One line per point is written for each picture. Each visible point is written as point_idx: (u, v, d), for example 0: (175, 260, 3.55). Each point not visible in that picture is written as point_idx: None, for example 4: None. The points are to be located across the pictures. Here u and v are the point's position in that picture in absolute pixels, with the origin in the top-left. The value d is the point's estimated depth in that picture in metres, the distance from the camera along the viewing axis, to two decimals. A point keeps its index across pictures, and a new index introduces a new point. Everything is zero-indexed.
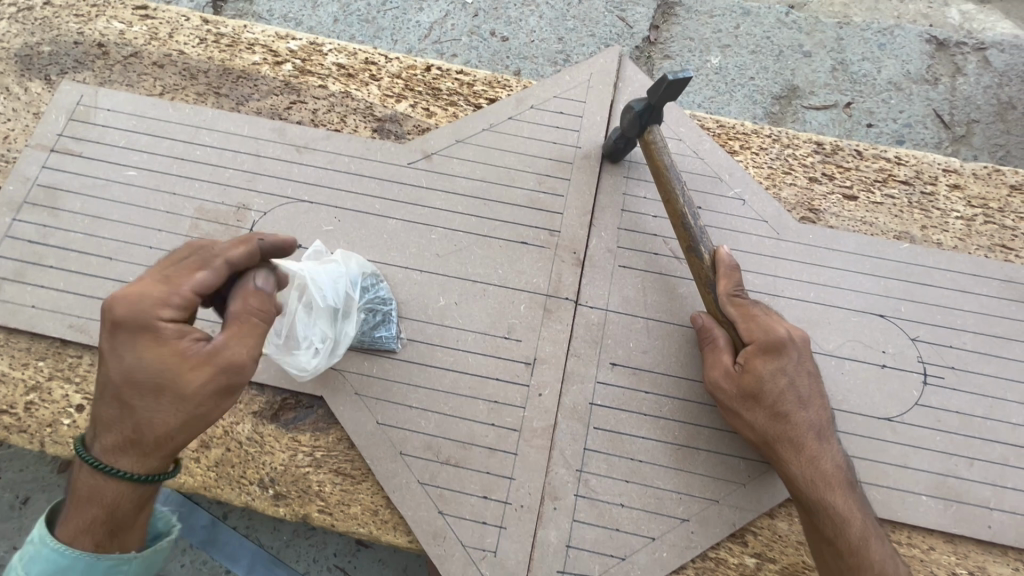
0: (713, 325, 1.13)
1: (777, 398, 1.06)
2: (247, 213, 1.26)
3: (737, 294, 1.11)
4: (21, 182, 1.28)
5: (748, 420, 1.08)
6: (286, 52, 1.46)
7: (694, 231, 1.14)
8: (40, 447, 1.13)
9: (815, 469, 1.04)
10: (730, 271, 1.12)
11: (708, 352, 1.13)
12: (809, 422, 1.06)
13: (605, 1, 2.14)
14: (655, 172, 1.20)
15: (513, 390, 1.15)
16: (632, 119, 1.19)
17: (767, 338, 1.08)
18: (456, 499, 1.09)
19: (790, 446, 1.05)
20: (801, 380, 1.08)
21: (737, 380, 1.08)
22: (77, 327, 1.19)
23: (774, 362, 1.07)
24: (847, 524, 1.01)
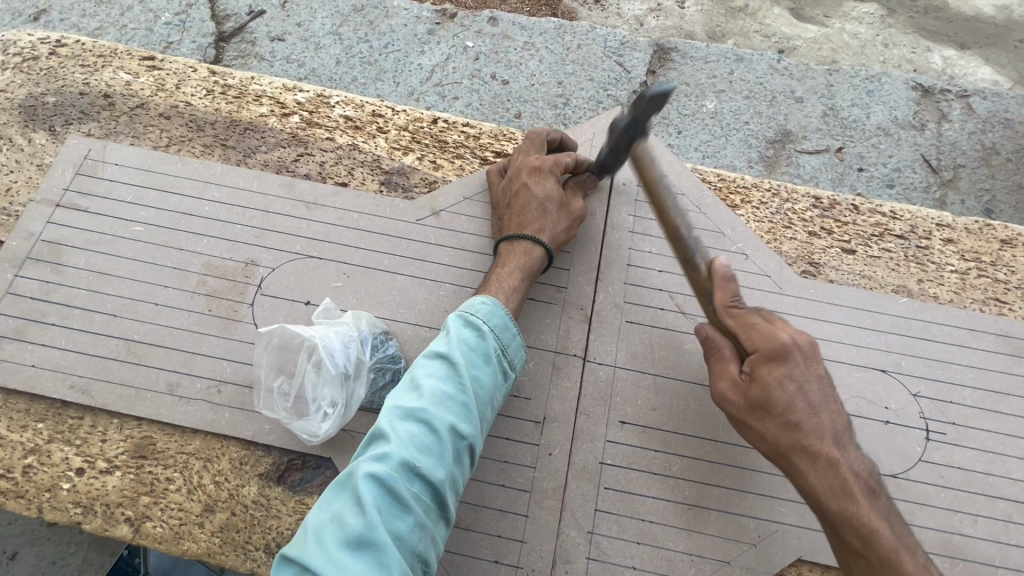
0: (718, 335, 1.10)
1: (787, 407, 1.00)
2: (256, 269, 1.26)
3: (735, 300, 1.08)
4: (25, 237, 1.27)
5: (758, 431, 1.03)
6: (293, 104, 1.47)
7: (686, 239, 1.10)
8: (37, 514, 1.10)
9: (834, 478, 0.98)
10: (727, 281, 1.07)
11: (714, 364, 1.10)
12: (826, 430, 1.00)
13: (603, 46, 2.20)
14: (644, 186, 1.15)
15: (523, 449, 1.15)
16: (616, 135, 1.20)
17: (768, 346, 1.03)
18: (467, 563, 1.08)
19: (805, 456, 0.99)
20: (810, 385, 1.02)
21: (743, 389, 1.04)
22: (79, 387, 1.17)
23: (778, 369, 1.02)
24: (875, 534, 0.94)
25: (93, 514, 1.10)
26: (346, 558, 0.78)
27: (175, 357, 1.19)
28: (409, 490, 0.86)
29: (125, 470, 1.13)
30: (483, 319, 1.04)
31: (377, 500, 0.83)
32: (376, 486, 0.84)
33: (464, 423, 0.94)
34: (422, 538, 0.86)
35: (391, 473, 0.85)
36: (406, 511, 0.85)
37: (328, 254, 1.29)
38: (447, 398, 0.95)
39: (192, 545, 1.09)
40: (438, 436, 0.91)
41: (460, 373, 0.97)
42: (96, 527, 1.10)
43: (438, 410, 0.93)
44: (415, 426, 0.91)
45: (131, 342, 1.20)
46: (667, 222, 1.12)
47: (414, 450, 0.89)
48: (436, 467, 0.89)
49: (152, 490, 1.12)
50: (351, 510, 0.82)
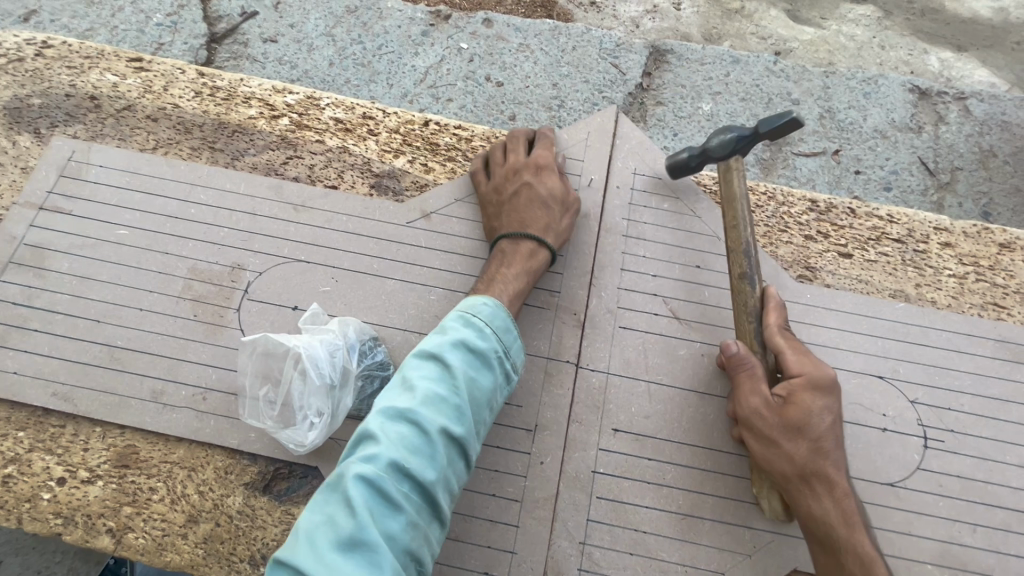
0: (751, 355, 1.10)
1: (821, 435, 1.03)
2: (243, 273, 1.24)
3: (782, 329, 1.12)
4: (8, 241, 1.25)
5: (785, 451, 1.03)
6: (283, 106, 1.45)
7: (752, 262, 1.16)
8: (17, 525, 1.07)
9: (843, 507, 1.01)
10: (778, 307, 1.14)
11: (742, 378, 1.08)
12: (841, 462, 1.04)
13: (598, 48, 2.19)
14: (728, 199, 1.20)
15: (514, 458, 1.13)
16: (730, 140, 1.19)
17: (818, 375, 1.06)
18: (457, 575, 1.06)
19: (822, 482, 1.02)
20: (837, 423, 1.07)
21: (779, 410, 1.04)
22: (61, 394, 1.14)
23: (820, 399, 1.05)
24: (872, 563, 0.98)
25: (74, 525, 1.08)
26: (334, 563, 0.76)
27: (159, 363, 1.17)
28: (400, 493, 0.83)
29: (107, 479, 1.10)
30: (482, 319, 1.01)
31: (366, 504, 0.80)
32: (366, 488, 0.81)
33: (458, 425, 0.92)
34: (414, 542, 0.83)
35: (380, 476, 0.83)
36: (396, 516, 0.82)
37: (317, 259, 1.27)
38: (439, 399, 0.92)
39: (176, 556, 1.07)
40: (431, 438, 0.88)
41: (454, 373, 0.94)
42: (77, 538, 1.07)
43: (430, 411, 0.90)
44: (407, 427, 0.88)
45: (115, 348, 1.17)
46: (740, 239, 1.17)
47: (406, 453, 0.86)
48: (429, 470, 0.87)
49: (135, 501, 1.09)
50: (339, 514, 0.80)
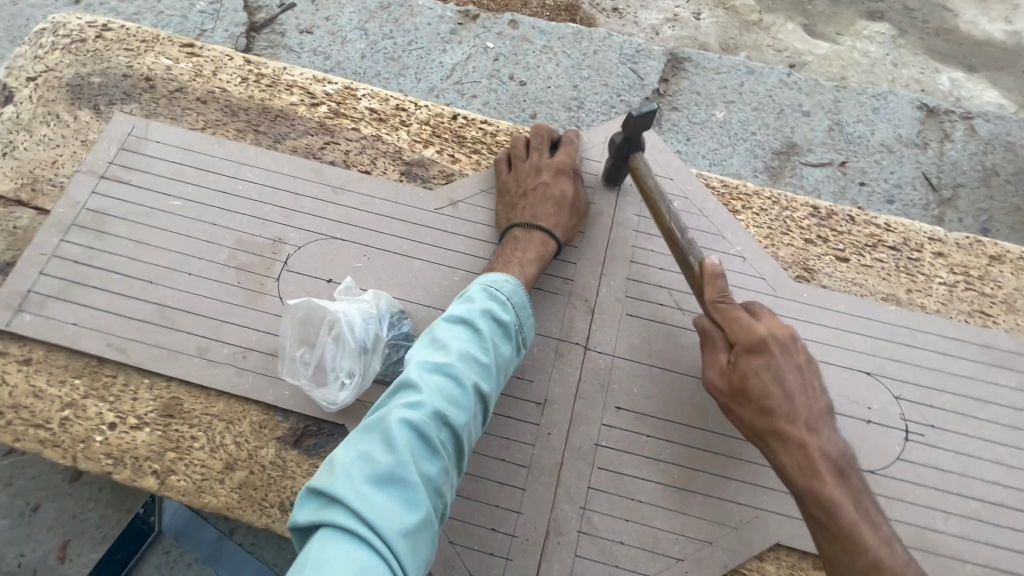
0: (712, 326, 1.20)
1: (766, 394, 1.10)
2: (283, 246, 1.35)
3: (721, 299, 1.18)
4: (71, 205, 1.37)
5: (739, 414, 1.15)
6: (322, 95, 1.56)
7: (681, 243, 1.23)
8: (72, 462, 1.19)
9: (802, 458, 1.07)
10: (715, 279, 1.18)
11: (707, 352, 1.20)
12: (799, 416, 1.10)
13: (619, 53, 2.28)
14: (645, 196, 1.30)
15: (524, 427, 1.23)
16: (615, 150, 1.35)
17: (748, 338, 1.13)
18: (467, 529, 1.15)
19: (777, 439, 1.10)
20: (788, 373, 1.12)
21: (728, 376, 1.15)
22: (116, 346, 1.25)
23: (759, 360, 1.12)
24: (838, 510, 1.03)
25: (123, 465, 1.19)
26: (377, 491, 0.85)
27: (204, 323, 1.28)
28: (434, 438, 0.94)
29: (153, 426, 1.22)
30: (506, 295, 1.15)
31: (407, 443, 0.90)
32: (406, 429, 0.91)
33: (484, 382, 1.04)
34: (444, 481, 0.94)
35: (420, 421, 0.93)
36: (429, 457, 0.92)
37: (350, 237, 1.37)
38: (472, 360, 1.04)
39: (213, 499, 1.18)
40: (462, 392, 1.01)
41: (483, 341, 1.08)
42: (125, 477, 1.18)
43: (463, 369, 1.02)
44: (441, 380, 0.99)
45: (165, 308, 1.29)
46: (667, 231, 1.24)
47: (440, 402, 0.97)
48: (461, 419, 0.98)
49: (178, 446, 1.20)
50: (381, 449, 0.89)
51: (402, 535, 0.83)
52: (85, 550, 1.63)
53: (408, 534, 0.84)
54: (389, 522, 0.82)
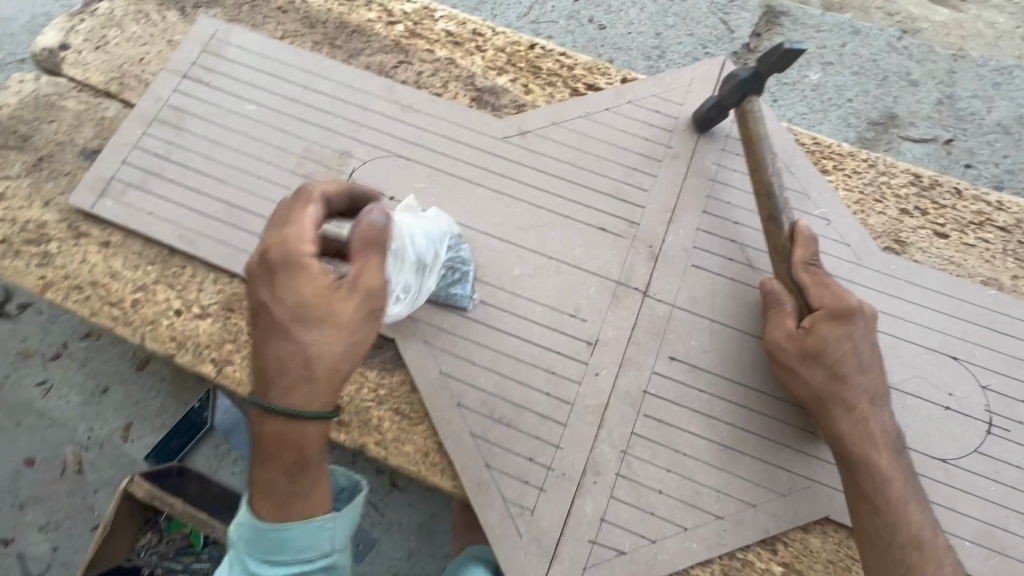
0: (785, 292, 1.13)
1: (840, 360, 1.03)
2: (349, 160, 1.35)
3: (810, 264, 1.12)
4: (154, 100, 1.41)
5: (804, 379, 1.06)
6: (400, 14, 1.52)
7: (777, 202, 1.17)
8: (140, 341, 1.26)
9: (865, 428, 1.00)
10: (808, 244, 1.13)
11: (773, 315, 1.12)
12: (867, 387, 1.03)
13: (710, 2, 2.12)
14: (747, 144, 1.24)
15: (572, 365, 1.20)
16: (735, 85, 1.23)
17: (836, 305, 1.06)
18: (504, 455, 1.15)
19: (842, 406, 1.02)
20: (865, 348, 1.05)
21: (800, 340, 1.07)
22: (187, 238, 1.30)
23: (839, 327, 1.05)
24: (888, 484, 0.98)
25: (185, 350, 1.25)
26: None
27: None
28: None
29: (215, 318, 1.26)
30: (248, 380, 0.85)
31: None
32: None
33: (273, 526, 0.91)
34: None
35: (250, 520, 0.92)
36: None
37: (415, 158, 1.35)
38: (275, 555, 0.91)
39: None
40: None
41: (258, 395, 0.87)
42: (186, 361, 1.24)
43: (286, 531, 0.91)
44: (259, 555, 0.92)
45: (234, 208, 1.32)
46: (763, 186, 1.20)
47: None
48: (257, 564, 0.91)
49: (236, 340, 1.25)
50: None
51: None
52: (145, 433, 1.77)
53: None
54: None
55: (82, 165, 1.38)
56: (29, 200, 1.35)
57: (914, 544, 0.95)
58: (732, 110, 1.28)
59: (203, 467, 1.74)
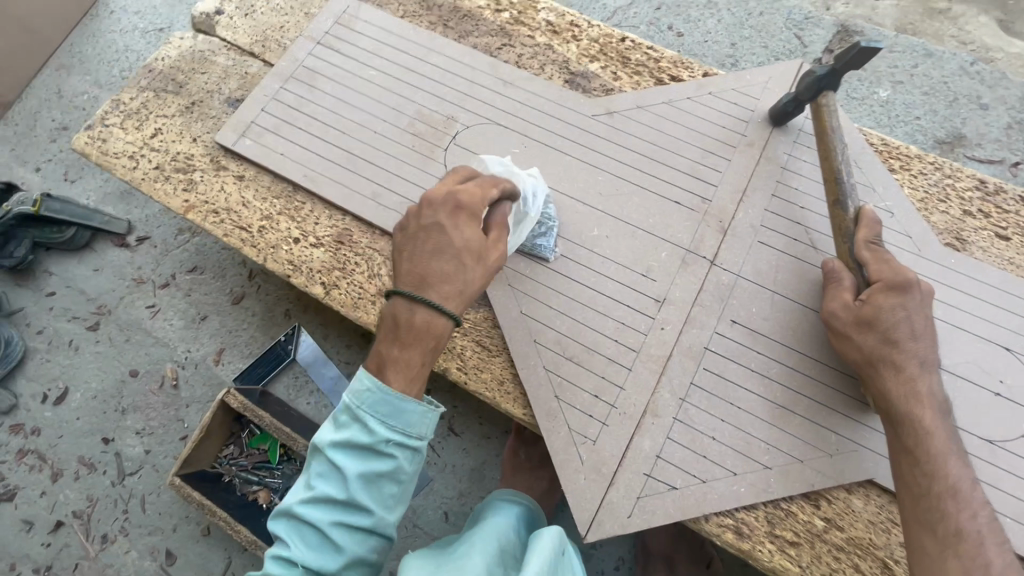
0: (844, 270, 1.22)
1: (894, 326, 1.11)
2: (454, 124, 1.53)
3: (872, 243, 1.21)
4: (291, 61, 1.63)
5: (857, 343, 1.15)
6: (506, 3, 1.71)
7: (844, 186, 1.27)
8: (263, 261, 1.45)
9: (912, 389, 1.08)
10: (871, 225, 1.22)
11: (830, 289, 1.22)
12: (918, 354, 1.10)
13: (786, 18, 2.24)
14: (818, 134, 1.35)
15: (640, 318, 1.32)
16: (811, 82, 1.32)
17: (894, 278, 1.15)
18: (572, 390, 1.27)
19: (891, 368, 1.10)
20: (919, 318, 1.12)
21: (855, 309, 1.16)
22: (310, 178, 1.50)
23: (895, 298, 1.13)
24: (930, 438, 1.05)
25: (300, 273, 1.43)
26: (305, 565, 1.00)
27: (380, 174, 1.49)
28: (358, 494, 1.03)
29: (327, 248, 1.45)
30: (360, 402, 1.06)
31: (330, 511, 1.04)
32: (332, 488, 1.04)
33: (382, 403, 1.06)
34: (364, 488, 1.04)
35: (380, 387, 1.06)
36: (352, 528, 1.04)
37: (512, 127, 1.52)
38: (394, 419, 1.05)
39: (365, 316, 1.38)
40: (382, 458, 1.05)
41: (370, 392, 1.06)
42: (300, 282, 1.42)
43: (396, 402, 1.06)
44: (382, 416, 1.05)
45: (352, 156, 1.51)
46: (831, 173, 1.30)
47: (361, 458, 1.05)
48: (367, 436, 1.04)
49: (343, 268, 1.43)
50: (306, 539, 1.03)
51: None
52: (234, 359, 1.98)
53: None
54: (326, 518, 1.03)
55: (226, 111, 1.61)
56: (181, 136, 1.57)
57: (949, 492, 1.02)
58: (808, 104, 1.38)
59: (283, 395, 1.92)
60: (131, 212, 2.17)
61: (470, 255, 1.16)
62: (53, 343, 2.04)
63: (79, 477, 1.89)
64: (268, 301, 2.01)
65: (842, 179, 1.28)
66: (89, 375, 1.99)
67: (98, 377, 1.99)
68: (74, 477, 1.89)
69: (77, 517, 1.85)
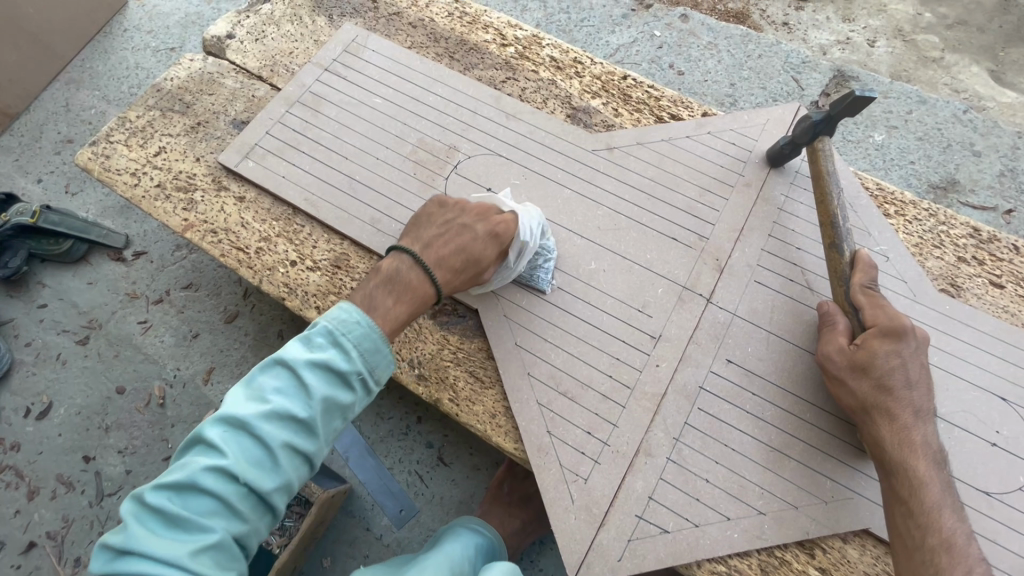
0: (839, 314, 1.22)
1: (889, 373, 1.10)
2: (456, 154, 1.54)
3: (868, 288, 1.21)
4: (299, 86, 1.65)
5: (851, 389, 1.14)
6: (512, 38, 1.75)
7: (840, 231, 1.28)
8: (258, 283, 1.44)
9: (906, 438, 1.07)
10: (867, 270, 1.22)
11: (825, 333, 1.22)
12: (913, 402, 1.09)
13: (784, 61, 2.30)
14: (815, 177, 1.36)
15: (635, 354, 1.31)
16: (807, 127, 1.34)
17: (890, 324, 1.14)
18: (564, 425, 1.25)
19: (886, 416, 1.09)
20: (914, 365, 1.11)
21: (850, 354, 1.15)
22: (310, 202, 1.50)
23: (891, 344, 1.12)
24: (924, 488, 1.03)
25: (295, 295, 1.42)
26: (242, 480, 0.93)
27: (380, 200, 1.50)
28: (317, 420, 1.00)
29: (324, 272, 1.44)
30: (346, 331, 1.04)
31: (280, 432, 0.97)
32: (290, 407, 0.98)
33: (363, 343, 1.05)
34: (321, 419, 1.01)
35: (368, 323, 1.07)
36: (295, 454, 0.98)
37: (513, 159, 1.54)
38: (372, 356, 1.06)
39: None
40: (347, 393, 1.03)
41: (356, 323, 1.06)
42: (294, 305, 1.41)
43: (379, 343, 1.07)
44: (361, 351, 1.05)
45: (353, 181, 1.52)
46: (827, 217, 1.31)
47: (329, 385, 1.01)
48: (343, 366, 1.03)
49: (339, 292, 1.42)
50: (243, 454, 0.95)
51: (216, 545, 0.90)
52: (224, 379, 1.95)
53: (222, 546, 0.91)
54: (273, 439, 0.96)
55: (231, 132, 1.62)
56: (184, 155, 1.59)
57: (944, 546, 0.99)
58: (805, 148, 1.40)
59: None
60: (130, 226, 2.17)
61: (476, 270, 1.23)
62: (40, 356, 2.01)
63: (56, 496, 1.84)
64: (262, 320, 2.00)
65: (839, 223, 1.28)
66: (75, 390, 1.96)
67: (83, 393, 1.96)
68: (50, 495, 1.84)
69: (49, 538, 1.79)
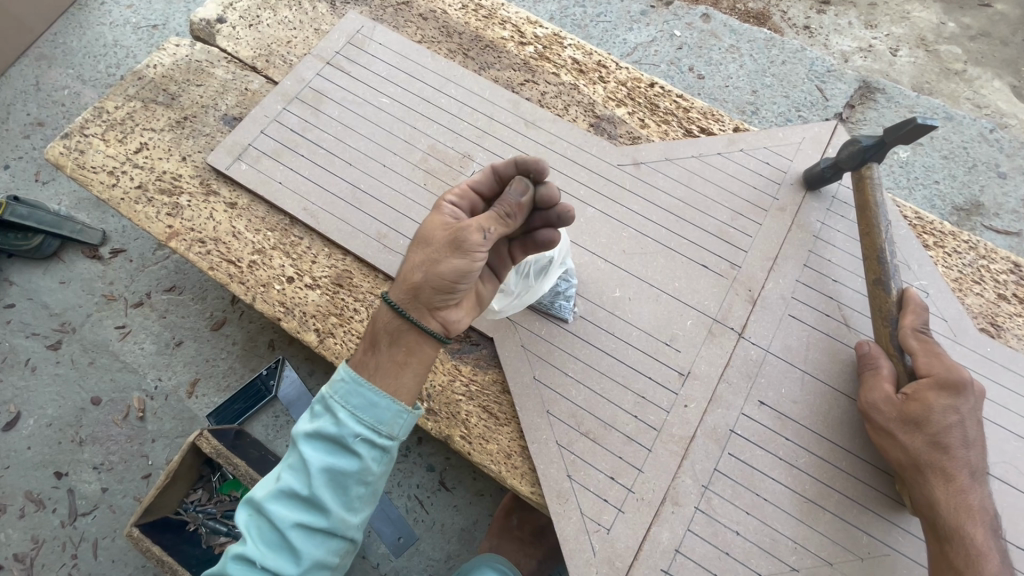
0: (883, 357, 1.15)
1: (945, 430, 1.04)
2: (470, 163, 1.42)
3: (920, 332, 1.13)
4: (297, 81, 1.50)
5: (901, 443, 1.07)
6: (531, 36, 1.61)
7: (888, 267, 1.19)
8: (251, 300, 1.31)
9: (960, 500, 1.02)
10: (918, 311, 1.14)
11: (867, 377, 1.15)
12: (969, 461, 1.03)
13: (808, 69, 2.20)
14: (861, 206, 1.26)
15: (662, 392, 1.22)
16: (855, 151, 1.25)
17: (947, 375, 1.06)
18: (586, 470, 1.16)
19: (939, 475, 1.03)
20: (971, 421, 1.05)
21: (900, 405, 1.08)
22: (310, 213, 1.37)
23: (947, 398, 1.05)
24: (982, 560, 0.98)
25: (292, 316, 1.29)
26: (265, 563, 0.94)
27: (387, 213, 1.37)
28: (323, 493, 0.95)
29: (324, 290, 1.32)
30: (337, 396, 0.98)
31: (294, 509, 0.96)
32: (296, 484, 0.96)
33: (352, 402, 0.97)
34: (327, 490, 0.96)
35: (354, 376, 0.99)
36: (312, 530, 0.96)
37: None
38: (365, 413, 0.97)
39: None
40: (349, 459, 0.96)
41: (344, 387, 0.98)
42: (291, 327, 1.29)
43: (369, 398, 0.98)
44: (352, 411, 0.97)
45: (357, 190, 1.39)
46: (874, 251, 1.21)
47: (327, 455, 0.96)
48: (334, 433, 0.96)
49: (341, 314, 1.30)
50: (267, 535, 0.97)
51: None
52: (209, 392, 1.82)
53: None
54: (286, 518, 0.95)
55: (221, 129, 1.47)
56: (169, 153, 1.43)
57: None
58: (849, 172, 1.30)
59: (260, 434, 1.77)
60: (106, 221, 2.01)
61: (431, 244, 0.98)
62: (7, 361, 1.85)
63: (25, 515, 1.70)
64: (251, 329, 1.87)
65: (887, 259, 1.19)
66: (46, 400, 1.81)
67: (55, 403, 1.81)
68: (18, 514, 1.70)
69: (17, 560, 1.66)
